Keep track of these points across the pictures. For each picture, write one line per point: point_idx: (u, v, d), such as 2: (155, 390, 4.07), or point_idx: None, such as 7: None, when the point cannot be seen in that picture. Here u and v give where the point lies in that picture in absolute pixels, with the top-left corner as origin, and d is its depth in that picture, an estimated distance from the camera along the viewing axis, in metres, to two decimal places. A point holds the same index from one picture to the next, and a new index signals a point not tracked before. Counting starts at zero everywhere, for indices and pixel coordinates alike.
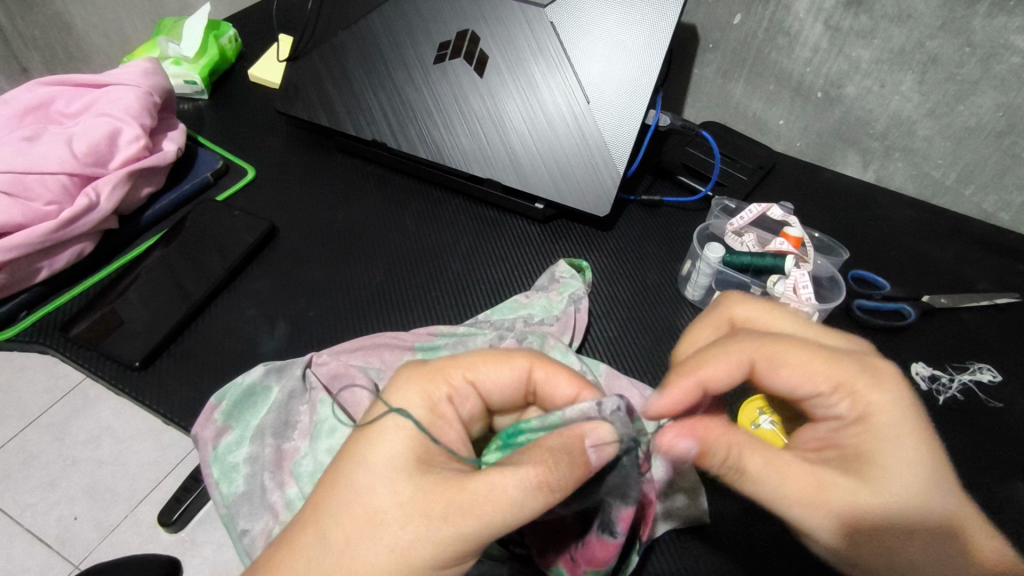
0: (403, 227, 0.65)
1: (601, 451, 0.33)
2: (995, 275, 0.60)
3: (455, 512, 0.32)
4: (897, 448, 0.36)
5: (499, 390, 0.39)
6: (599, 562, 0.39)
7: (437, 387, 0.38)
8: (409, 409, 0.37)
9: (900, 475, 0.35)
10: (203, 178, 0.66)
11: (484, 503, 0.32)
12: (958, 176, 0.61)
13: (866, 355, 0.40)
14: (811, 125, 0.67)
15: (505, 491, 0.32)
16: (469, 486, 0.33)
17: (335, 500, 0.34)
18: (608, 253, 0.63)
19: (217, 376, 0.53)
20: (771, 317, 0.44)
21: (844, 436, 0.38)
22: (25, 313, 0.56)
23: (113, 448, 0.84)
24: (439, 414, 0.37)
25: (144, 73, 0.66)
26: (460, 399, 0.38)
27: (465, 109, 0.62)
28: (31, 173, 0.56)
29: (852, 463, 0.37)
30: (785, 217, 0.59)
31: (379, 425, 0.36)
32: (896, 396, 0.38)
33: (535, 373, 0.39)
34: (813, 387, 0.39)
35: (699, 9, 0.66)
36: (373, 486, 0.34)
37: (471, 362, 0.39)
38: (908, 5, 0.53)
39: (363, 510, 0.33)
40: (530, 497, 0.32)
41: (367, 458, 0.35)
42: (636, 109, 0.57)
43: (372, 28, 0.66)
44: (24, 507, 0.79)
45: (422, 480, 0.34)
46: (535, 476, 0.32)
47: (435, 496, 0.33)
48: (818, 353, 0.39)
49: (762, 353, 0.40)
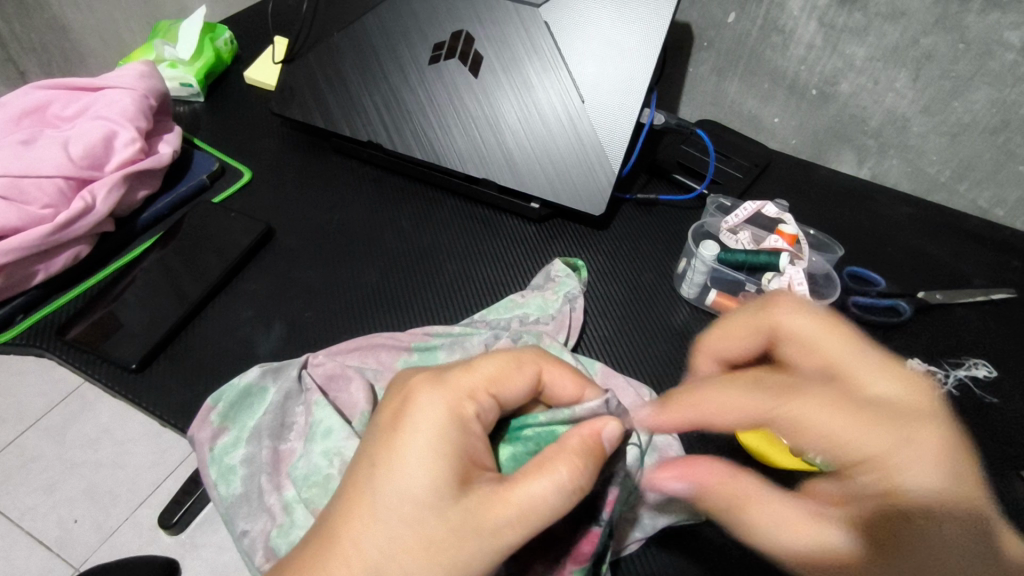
0: (398, 228, 0.65)
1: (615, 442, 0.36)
2: (991, 271, 0.60)
3: (503, 522, 0.32)
4: (926, 474, 0.35)
5: (517, 399, 0.38)
6: (583, 558, 0.41)
7: (465, 402, 0.36)
8: (437, 427, 0.35)
9: (923, 474, 0.35)
10: (199, 180, 0.67)
11: (529, 511, 0.33)
12: (953, 172, 0.61)
13: (918, 411, 0.37)
14: (807, 123, 0.67)
15: (546, 497, 0.33)
16: (513, 498, 0.33)
17: (378, 531, 0.33)
18: (604, 252, 0.63)
19: (214, 377, 0.53)
20: (822, 339, 0.41)
21: (856, 485, 0.36)
22: (21, 316, 0.56)
23: (113, 451, 0.85)
24: (468, 430, 0.36)
25: (140, 77, 0.66)
26: (484, 412, 0.37)
27: (460, 109, 0.62)
28: (27, 177, 0.57)
29: (873, 466, 0.36)
30: (780, 214, 0.59)
31: (410, 446, 0.34)
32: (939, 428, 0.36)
33: (546, 377, 0.40)
34: (834, 452, 0.37)
35: (693, 8, 0.66)
36: (418, 511, 0.33)
37: (488, 372, 0.38)
38: (901, 2, 0.53)
39: (413, 535, 0.32)
40: (568, 499, 0.33)
41: (405, 482, 0.33)
42: (630, 108, 0.57)
43: (367, 30, 0.66)
44: (24, 510, 0.79)
45: (467, 497, 0.33)
46: (570, 478, 0.33)
47: (483, 510, 0.33)
48: (858, 412, 0.37)
49: (788, 417, 0.38)
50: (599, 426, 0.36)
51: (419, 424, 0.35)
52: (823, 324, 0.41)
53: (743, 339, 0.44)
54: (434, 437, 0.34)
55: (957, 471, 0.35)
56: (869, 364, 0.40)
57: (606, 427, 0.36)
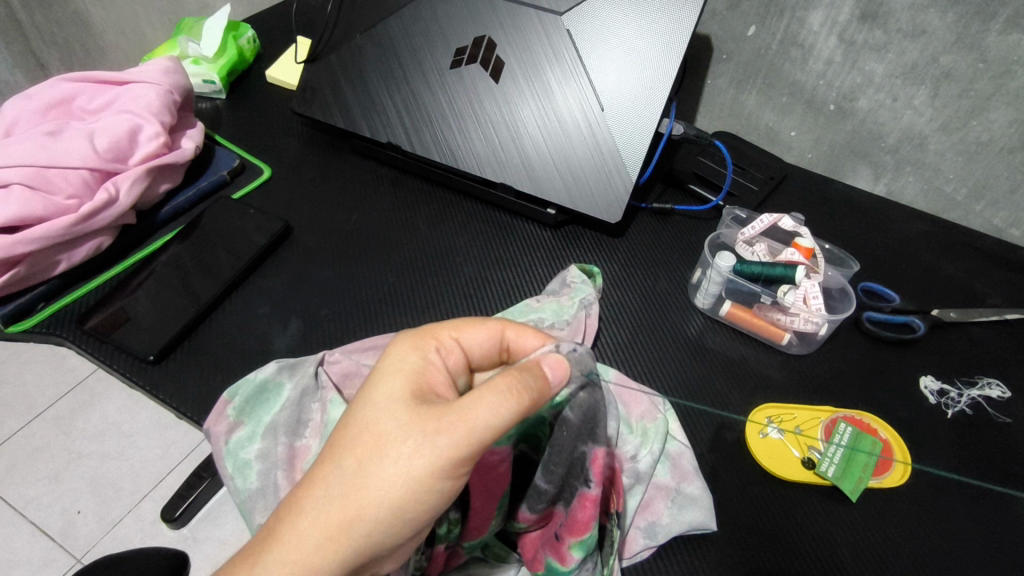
0: (416, 229, 0.65)
1: (557, 369, 0.35)
2: (1006, 291, 0.60)
3: (445, 423, 0.32)
4: None
5: (482, 347, 0.39)
6: (582, 528, 0.40)
7: (427, 342, 0.38)
8: (402, 356, 0.37)
9: None
10: (220, 176, 0.67)
11: (467, 413, 0.32)
12: (969, 191, 0.61)
13: None
14: (823, 137, 0.67)
15: (482, 399, 0.32)
16: (454, 403, 0.33)
17: (344, 435, 0.35)
18: (620, 260, 0.63)
19: (231, 372, 0.53)
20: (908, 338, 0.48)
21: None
22: (43, 305, 0.57)
23: (118, 443, 0.85)
24: (430, 363, 0.37)
25: (165, 72, 0.67)
26: (446, 354, 0.39)
27: (479, 112, 0.63)
28: (53, 168, 0.57)
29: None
30: (797, 227, 0.59)
31: (379, 370, 0.37)
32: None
33: (511, 334, 0.40)
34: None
35: (713, 20, 0.67)
36: (376, 417, 0.34)
37: (454, 323, 0.40)
38: (922, 21, 0.54)
39: (370, 438, 0.34)
40: (505, 403, 0.32)
41: (369, 395, 0.35)
42: (650, 116, 0.57)
43: (390, 33, 0.67)
44: (28, 500, 0.80)
45: (418, 406, 0.34)
46: (507, 383, 0.33)
47: (429, 415, 0.33)
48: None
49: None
50: (541, 358, 0.36)
51: (388, 357, 0.38)
52: None
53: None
54: (398, 361, 0.37)
55: None
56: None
57: (548, 359, 0.36)
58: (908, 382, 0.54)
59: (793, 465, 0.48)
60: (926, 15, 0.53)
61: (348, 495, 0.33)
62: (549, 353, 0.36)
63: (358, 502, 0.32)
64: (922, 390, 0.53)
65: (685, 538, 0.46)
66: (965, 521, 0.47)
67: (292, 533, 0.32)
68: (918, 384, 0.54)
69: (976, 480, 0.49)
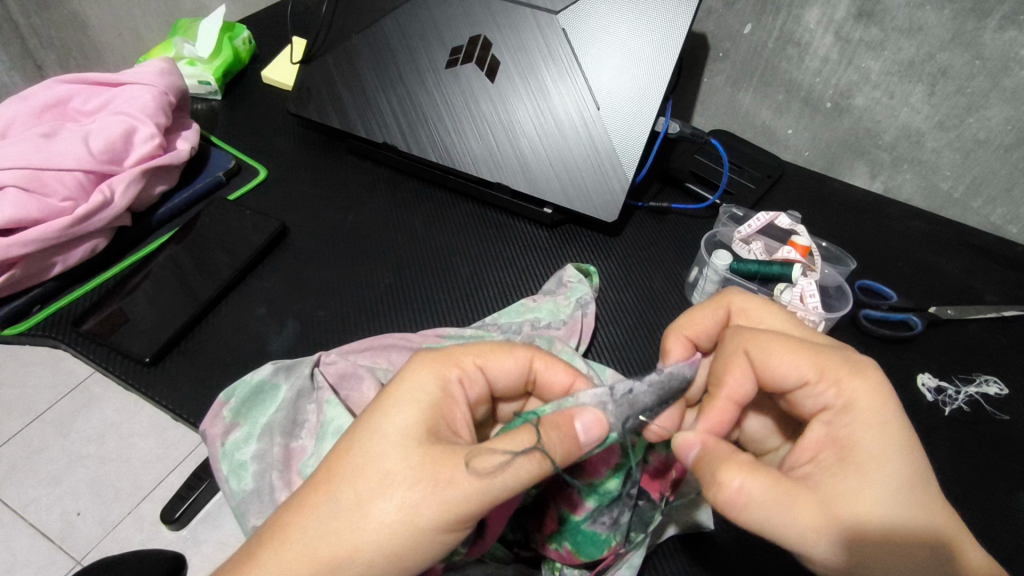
0: (411, 229, 0.65)
1: (591, 430, 0.35)
2: (1002, 287, 0.60)
3: (461, 472, 0.32)
4: (882, 474, 0.34)
5: (507, 378, 0.40)
6: (595, 471, 0.41)
7: (450, 371, 0.38)
8: (421, 386, 0.37)
9: (885, 472, 0.34)
10: (215, 178, 0.67)
11: (487, 467, 0.33)
12: (966, 188, 0.61)
13: (850, 435, 0.35)
14: (821, 135, 0.67)
15: (505, 458, 0.33)
16: (471, 454, 0.33)
17: (349, 467, 0.34)
18: (617, 260, 0.63)
19: (228, 374, 0.53)
20: (765, 313, 0.43)
21: (837, 429, 0.36)
22: (38, 308, 0.57)
23: (117, 445, 0.78)
24: (449, 395, 0.37)
25: (159, 73, 0.67)
26: (470, 383, 0.39)
27: (476, 114, 0.62)
28: (47, 170, 0.57)
29: (850, 466, 0.34)
30: (793, 226, 0.59)
31: (394, 395, 0.36)
32: (877, 379, 0.36)
33: (539, 365, 0.41)
34: (799, 378, 0.38)
35: (709, 18, 0.66)
36: (385, 450, 0.34)
37: (479, 350, 0.40)
38: (918, 17, 0.53)
39: (376, 471, 0.33)
40: (524, 460, 0.33)
41: (379, 426, 0.35)
42: (647, 115, 0.57)
43: (384, 32, 0.67)
44: (27, 502, 0.74)
45: (430, 446, 0.34)
46: (527, 440, 0.34)
47: (443, 460, 0.33)
48: (800, 344, 0.38)
49: (755, 343, 0.39)
50: (577, 413, 0.36)
51: (405, 381, 0.37)
52: (843, 400, 0.36)
53: (705, 319, 0.45)
54: (416, 391, 0.36)
55: (898, 445, 0.34)
56: (802, 329, 0.42)
57: (584, 414, 0.36)
58: (906, 379, 0.54)
59: None
60: (922, 12, 0.53)
61: (345, 530, 0.32)
62: (586, 407, 0.36)
63: (354, 539, 0.32)
64: (920, 388, 0.53)
65: (681, 536, 0.46)
66: (965, 520, 0.46)
67: (284, 560, 0.32)
68: (916, 381, 0.53)
69: (974, 477, 0.49)
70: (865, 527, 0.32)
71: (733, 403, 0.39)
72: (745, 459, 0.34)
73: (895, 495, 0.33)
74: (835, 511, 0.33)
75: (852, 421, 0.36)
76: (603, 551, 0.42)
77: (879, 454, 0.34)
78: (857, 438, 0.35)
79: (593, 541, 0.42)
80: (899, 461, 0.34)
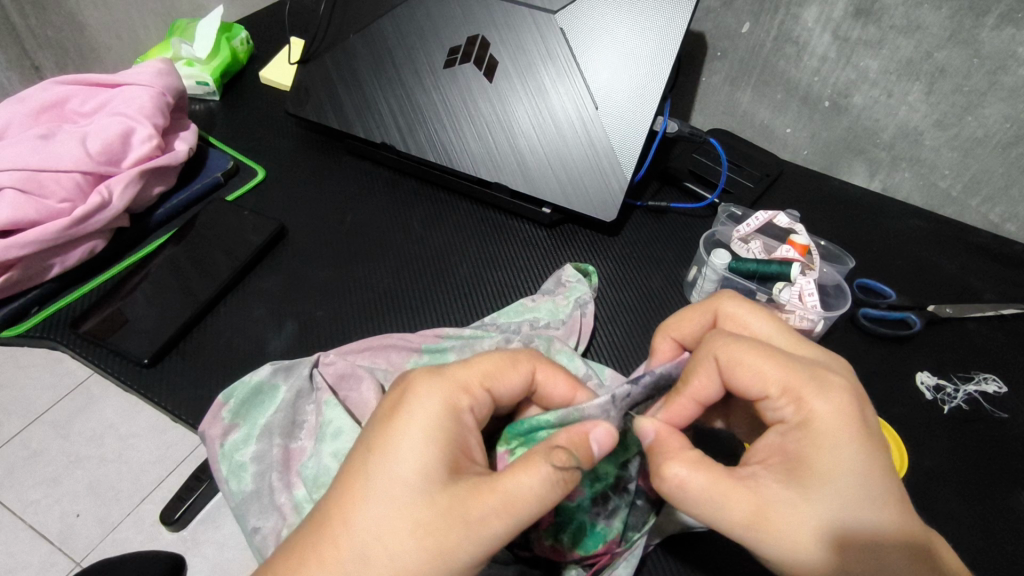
0: (410, 229, 0.65)
1: (602, 444, 0.36)
2: (1001, 286, 0.60)
3: (492, 512, 0.33)
4: (828, 484, 0.33)
5: (513, 393, 0.40)
6: None
7: (457, 395, 0.37)
8: (432, 417, 0.36)
9: (835, 486, 0.33)
10: (213, 178, 0.67)
11: (516, 503, 0.33)
12: (964, 187, 0.61)
13: (805, 447, 0.35)
14: (819, 134, 0.67)
15: (533, 491, 0.33)
16: (498, 487, 0.33)
17: (372, 516, 0.33)
18: (615, 259, 0.63)
19: (227, 375, 0.53)
20: (754, 320, 0.42)
21: (789, 441, 0.36)
22: (36, 309, 0.57)
23: (116, 446, 0.77)
24: (461, 422, 0.37)
25: (157, 74, 0.67)
26: (478, 406, 0.38)
27: (475, 114, 0.62)
28: (45, 171, 0.57)
29: (791, 479, 0.34)
30: (791, 225, 0.59)
31: (405, 430, 0.35)
32: (840, 402, 0.35)
33: (541, 376, 0.41)
34: (762, 390, 0.37)
35: (707, 17, 0.66)
36: (407, 498, 0.33)
37: (484, 368, 0.39)
38: (917, 16, 0.53)
39: (400, 520, 0.33)
40: (552, 490, 0.33)
41: (398, 470, 0.34)
42: (646, 115, 0.57)
43: (382, 32, 0.67)
44: (27, 503, 0.74)
45: (455, 487, 0.34)
46: (553, 471, 0.33)
47: (471, 501, 0.33)
48: (773, 356, 0.37)
49: (727, 352, 0.38)
50: (590, 429, 0.36)
51: (412, 415, 0.36)
52: (805, 415, 0.36)
53: (693, 321, 0.45)
54: (428, 424, 0.35)
55: (850, 461, 0.34)
56: (788, 339, 0.41)
57: (596, 430, 0.36)
58: (905, 378, 0.54)
59: None
60: (920, 10, 0.53)
61: None
62: (598, 421, 0.37)
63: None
64: (919, 386, 0.53)
65: (681, 536, 0.46)
66: (963, 518, 0.47)
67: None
68: (915, 379, 0.54)
69: (973, 476, 0.49)
70: (793, 538, 0.33)
71: (694, 403, 0.38)
72: (691, 454, 0.35)
73: (834, 513, 0.33)
74: (768, 517, 0.33)
75: (810, 436, 0.35)
76: (599, 545, 0.42)
77: (829, 468, 0.34)
78: (806, 454, 0.35)
79: (588, 535, 0.42)
80: (848, 481, 0.33)
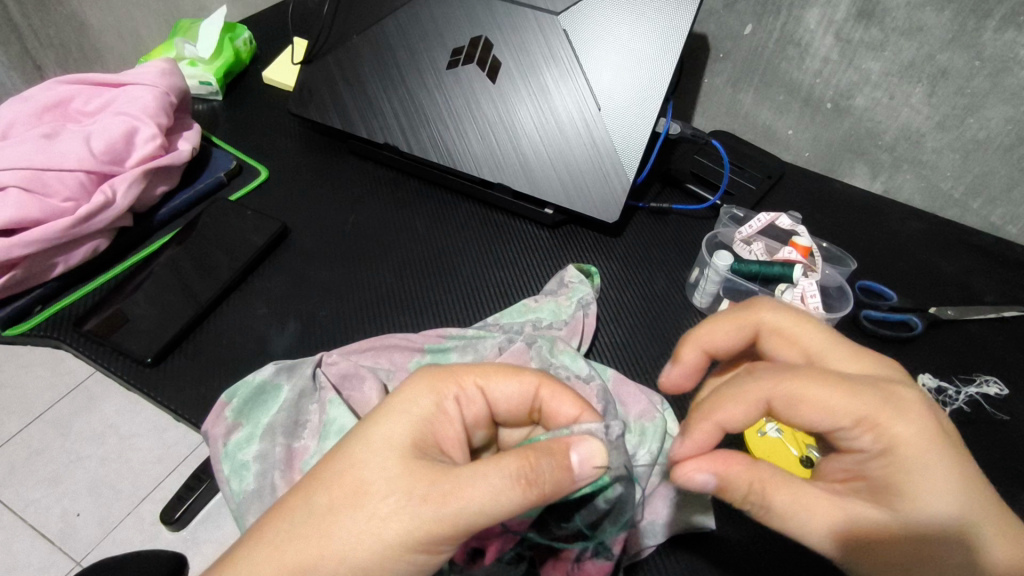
0: (411, 228, 0.66)
1: (585, 464, 0.34)
2: (1001, 288, 0.60)
3: (437, 491, 0.32)
4: (922, 504, 0.33)
5: (506, 400, 0.40)
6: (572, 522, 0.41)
7: (447, 388, 0.38)
8: (416, 403, 0.37)
9: (928, 505, 0.33)
10: (216, 178, 0.67)
11: (465, 488, 0.32)
12: (966, 189, 0.61)
13: (890, 471, 0.34)
14: (821, 135, 0.67)
15: (486, 482, 0.32)
16: (454, 472, 0.33)
17: (330, 468, 0.34)
18: (618, 261, 0.63)
19: (230, 374, 0.53)
20: (800, 331, 0.41)
21: (870, 467, 0.35)
22: (38, 308, 0.57)
23: (117, 445, 0.77)
24: (443, 411, 0.37)
25: (161, 73, 0.67)
26: (467, 402, 0.39)
27: (478, 115, 0.63)
28: (49, 170, 0.57)
29: (882, 497, 0.34)
30: (794, 226, 0.59)
31: (388, 407, 0.36)
32: (922, 423, 0.35)
33: (545, 392, 0.40)
34: (834, 422, 0.36)
35: (710, 18, 0.67)
36: (365, 459, 0.34)
37: (482, 369, 0.40)
38: (918, 18, 0.54)
39: (354, 480, 0.33)
40: (508, 487, 0.32)
41: (367, 435, 0.35)
42: (648, 114, 0.57)
43: (384, 33, 0.67)
44: (27, 503, 0.74)
45: (413, 460, 0.34)
46: (516, 467, 0.32)
47: (423, 476, 0.33)
48: (838, 386, 0.36)
49: (781, 391, 0.37)
50: (575, 442, 0.35)
51: (401, 394, 0.37)
52: (889, 439, 0.34)
53: (730, 338, 0.43)
54: (411, 406, 0.36)
55: (943, 479, 0.33)
56: (842, 352, 0.39)
57: (580, 445, 0.35)
58: None
59: (792, 465, 0.48)
60: (922, 13, 0.53)
61: (310, 542, 0.32)
62: (588, 437, 0.35)
63: (322, 546, 0.32)
64: (920, 388, 0.53)
65: (681, 536, 0.46)
66: None
67: (250, 559, 0.32)
68: (916, 381, 0.54)
69: None
70: (893, 553, 0.33)
71: (720, 427, 0.38)
72: (768, 472, 0.35)
73: (927, 525, 0.33)
74: (864, 536, 0.33)
75: (898, 462, 0.34)
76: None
77: (919, 490, 0.33)
78: (893, 478, 0.34)
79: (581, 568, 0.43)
80: (939, 499, 0.33)
